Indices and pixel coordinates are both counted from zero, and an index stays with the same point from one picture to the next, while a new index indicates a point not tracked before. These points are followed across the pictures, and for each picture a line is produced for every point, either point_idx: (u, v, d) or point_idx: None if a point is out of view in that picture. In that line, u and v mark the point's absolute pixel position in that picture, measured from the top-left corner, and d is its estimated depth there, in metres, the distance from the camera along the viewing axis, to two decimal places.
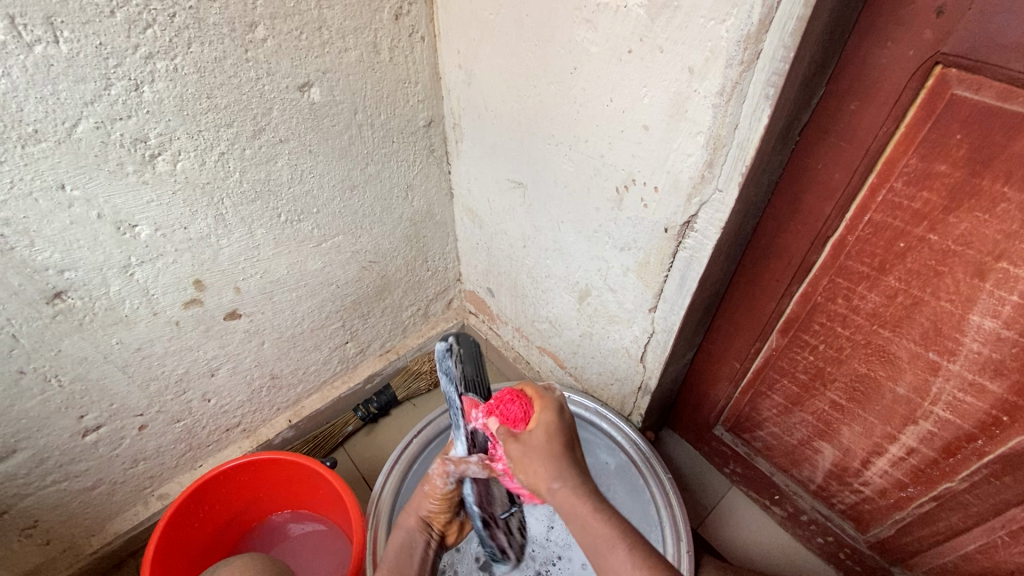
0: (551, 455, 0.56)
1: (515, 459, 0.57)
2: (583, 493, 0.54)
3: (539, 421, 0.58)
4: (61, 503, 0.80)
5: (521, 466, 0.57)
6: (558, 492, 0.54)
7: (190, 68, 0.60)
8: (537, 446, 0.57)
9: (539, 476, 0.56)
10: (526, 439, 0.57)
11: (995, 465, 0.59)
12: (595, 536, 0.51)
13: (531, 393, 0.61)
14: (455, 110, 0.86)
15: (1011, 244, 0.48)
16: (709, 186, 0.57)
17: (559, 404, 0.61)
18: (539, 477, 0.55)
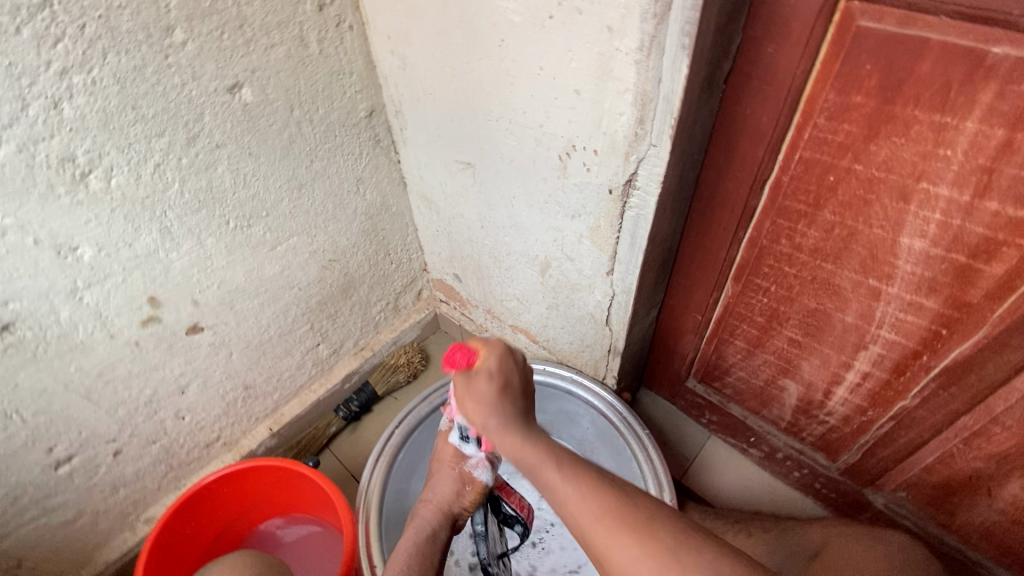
0: (493, 398, 0.55)
1: (464, 396, 0.57)
2: (518, 429, 0.53)
3: (485, 357, 0.59)
4: (44, 539, 0.78)
5: (462, 395, 0.58)
6: (498, 429, 0.54)
7: (109, 79, 0.58)
8: (479, 390, 0.56)
9: (478, 408, 0.55)
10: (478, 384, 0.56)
11: (941, 377, 0.62)
12: (522, 455, 0.52)
13: (478, 344, 0.61)
14: (394, 97, 0.85)
15: (929, 164, 0.50)
16: (643, 143, 0.58)
17: (507, 351, 0.60)
18: (477, 416, 0.56)
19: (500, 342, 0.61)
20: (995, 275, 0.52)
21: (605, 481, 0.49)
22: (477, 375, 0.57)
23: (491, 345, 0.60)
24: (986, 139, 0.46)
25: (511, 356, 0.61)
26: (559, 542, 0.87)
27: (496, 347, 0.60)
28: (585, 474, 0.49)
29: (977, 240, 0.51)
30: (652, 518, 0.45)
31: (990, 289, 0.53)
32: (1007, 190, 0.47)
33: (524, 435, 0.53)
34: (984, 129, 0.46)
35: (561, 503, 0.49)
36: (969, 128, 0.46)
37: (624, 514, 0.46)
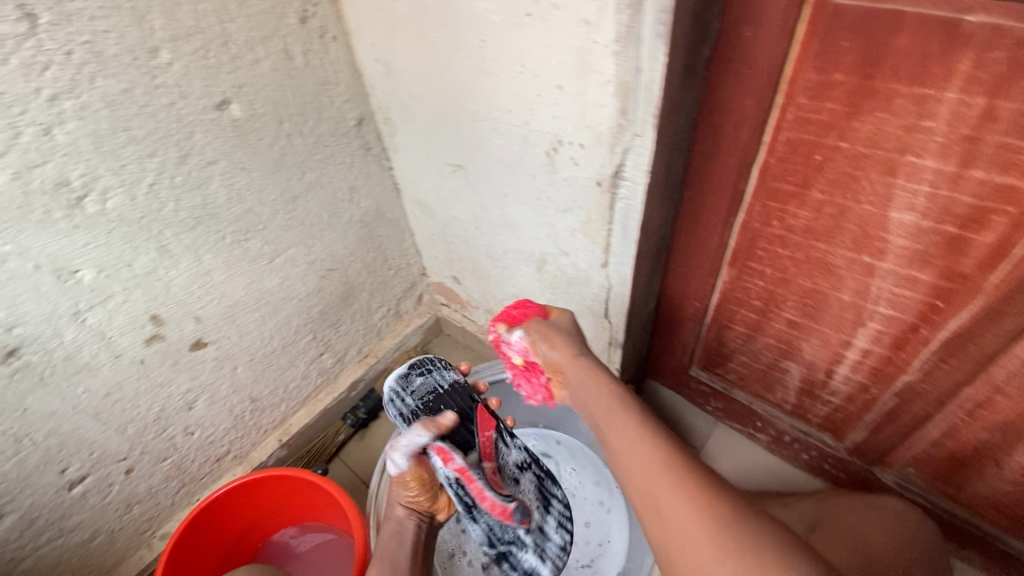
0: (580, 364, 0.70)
1: (550, 365, 0.72)
2: (603, 381, 0.68)
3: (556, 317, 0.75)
4: (62, 560, 0.80)
5: (546, 341, 0.72)
6: (574, 372, 0.70)
7: (98, 103, 0.59)
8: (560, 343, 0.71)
9: (557, 364, 0.71)
10: (545, 349, 0.72)
11: (940, 350, 0.62)
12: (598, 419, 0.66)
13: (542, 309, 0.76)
14: (382, 104, 0.86)
15: (912, 137, 0.50)
16: (628, 133, 0.58)
17: (575, 325, 0.75)
18: (566, 351, 0.71)
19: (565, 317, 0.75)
20: (986, 244, 0.52)
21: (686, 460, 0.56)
22: (553, 342, 0.71)
23: (560, 321, 0.75)
24: (967, 108, 0.46)
25: (578, 342, 0.73)
26: (570, 537, 0.88)
27: (564, 329, 0.73)
28: (671, 450, 0.57)
29: (966, 209, 0.51)
30: (734, 513, 0.50)
31: (982, 258, 0.53)
32: (992, 158, 0.47)
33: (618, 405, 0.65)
34: (965, 98, 0.46)
35: (631, 471, 0.58)
36: (950, 98, 0.46)
37: (700, 491, 0.52)
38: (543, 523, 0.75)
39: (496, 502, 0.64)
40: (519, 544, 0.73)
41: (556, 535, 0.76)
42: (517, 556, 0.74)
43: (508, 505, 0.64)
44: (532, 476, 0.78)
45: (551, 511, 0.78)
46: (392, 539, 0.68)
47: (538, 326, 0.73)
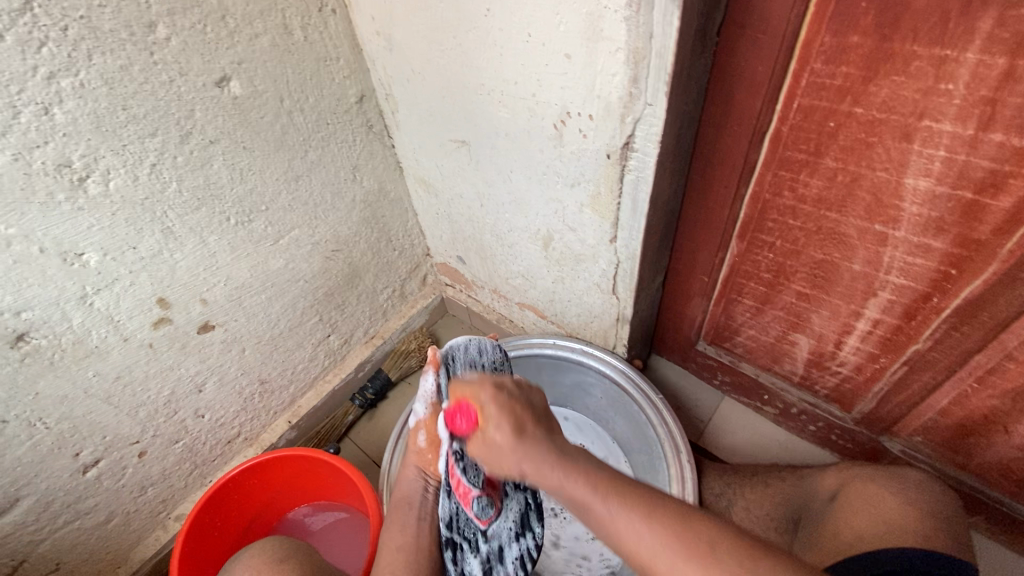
0: (507, 441, 0.49)
1: (489, 458, 0.52)
2: (549, 456, 0.47)
3: (482, 404, 0.52)
4: (79, 542, 0.81)
5: (481, 451, 0.52)
6: (527, 468, 0.48)
7: (97, 81, 0.58)
8: (493, 439, 0.50)
9: (506, 458, 0.49)
10: (497, 428, 0.50)
11: (953, 318, 0.62)
12: (566, 488, 0.45)
13: (471, 391, 0.54)
14: (383, 80, 0.84)
15: (930, 100, 0.49)
16: (639, 102, 0.57)
17: (516, 390, 0.54)
18: (507, 467, 0.50)
19: (493, 383, 0.54)
20: (1001, 209, 0.51)
21: (654, 500, 0.43)
22: (486, 409, 0.52)
23: (479, 379, 0.56)
24: (987, 69, 0.45)
25: (505, 379, 0.56)
26: None
27: (485, 379, 0.56)
28: (637, 496, 0.43)
29: (983, 173, 0.50)
30: (722, 545, 0.39)
31: (998, 224, 0.52)
32: (1011, 120, 0.46)
33: (566, 471, 0.46)
34: (985, 59, 0.44)
35: (628, 553, 0.41)
36: (970, 59, 0.45)
37: (690, 539, 0.39)
38: (504, 543, 0.73)
39: (463, 485, 0.67)
40: (470, 546, 0.71)
41: (510, 563, 0.73)
42: (460, 556, 0.70)
43: (472, 490, 0.67)
44: (521, 496, 0.75)
45: (522, 541, 0.74)
46: (403, 500, 0.71)
47: (469, 386, 0.55)
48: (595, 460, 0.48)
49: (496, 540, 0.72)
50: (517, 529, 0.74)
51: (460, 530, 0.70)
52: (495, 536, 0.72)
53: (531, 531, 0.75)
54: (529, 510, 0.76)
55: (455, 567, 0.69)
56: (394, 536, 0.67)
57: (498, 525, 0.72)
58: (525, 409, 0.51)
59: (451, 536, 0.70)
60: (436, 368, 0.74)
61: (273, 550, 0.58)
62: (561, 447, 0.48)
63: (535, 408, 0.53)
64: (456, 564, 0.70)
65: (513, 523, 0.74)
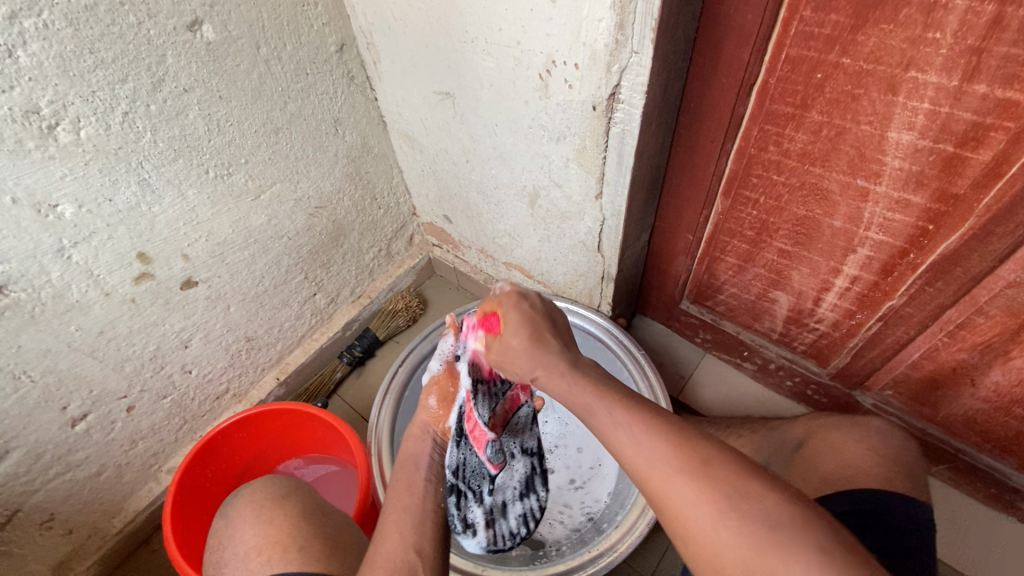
0: (526, 347, 0.54)
1: (506, 362, 0.57)
2: (564, 369, 0.50)
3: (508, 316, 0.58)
4: (72, 493, 0.82)
5: (501, 357, 0.58)
6: (541, 372, 0.52)
7: (60, 22, 0.55)
8: (512, 346, 0.55)
9: (522, 360, 0.54)
10: (515, 335, 0.55)
11: (927, 274, 0.63)
12: (574, 396, 0.48)
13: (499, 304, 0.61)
14: (364, 28, 0.81)
15: (918, 50, 0.48)
16: (626, 50, 0.56)
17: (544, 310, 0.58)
18: (523, 367, 0.54)
19: (520, 297, 0.60)
20: (981, 163, 0.52)
21: (653, 415, 0.43)
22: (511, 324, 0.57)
23: (508, 296, 0.61)
24: (975, 16, 0.44)
25: (532, 296, 0.61)
26: (565, 462, 0.91)
27: (514, 293, 0.61)
28: (640, 409, 0.44)
29: (965, 126, 0.50)
30: (714, 461, 0.38)
31: (976, 177, 0.53)
32: (995, 71, 0.46)
33: (573, 381, 0.49)
34: (973, 6, 0.44)
35: (609, 438, 0.44)
36: (958, 6, 0.44)
37: (684, 453, 0.39)
38: (508, 499, 0.74)
39: (478, 430, 0.66)
40: (475, 496, 0.69)
41: (514, 518, 0.74)
42: (467, 504, 0.68)
43: (487, 434, 0.66)
44: (529, 460, 0.76)
45: (524, 500, 0.75)
46: (407, 462, 0.62)
47: (497, 299, 0.62)
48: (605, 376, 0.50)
49: (500, 494, 0.73)
50: (522, 489, 0.75)
51: (467, 480, 0.67)
52: (500, 490, 0.73)
53: (535, 494, 0.76)
54: (534, 474, 0.76)
55: (460, 513, 0.66)
56: (402, 496, 0.56)
57: (505, 481, 0.73)
58: (546, 327, 0.56)
59: (457, 484, 0.65)
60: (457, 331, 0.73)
61: (279, 485, 0.60)
62: (572, 359, 0.51)
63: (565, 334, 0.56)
64: (461, 511, 0.67)
65: (518, 482, 0.75)
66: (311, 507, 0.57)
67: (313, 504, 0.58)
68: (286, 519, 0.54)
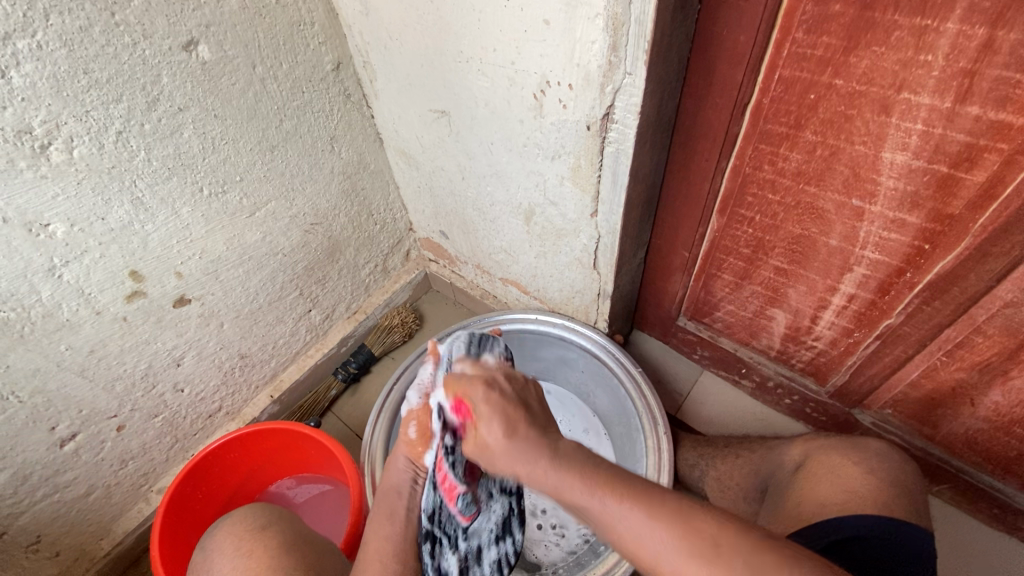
0: (513, 447, 0.47)
1: (483, 458, 0.50)
2: (558, 470, 0.44)
3: (478, 405, 0.51)
4: (60, 515, 0.81)
5: (478, 452, 0.51)
6: (527, 472, 0.46)
7: (55, 43, 0.55)
8: (497, 448, 0.48)
9: (504, 463, 0.48)
10: (489, 430, 0.49)
11: (925, 293, 0.63)
12: (565, 491, 0.43)
13: (466, 392, 0.53)
14: (360, 47, 0.82)
15: (910, 72, 0.48)
16: (619, 72, 0.56)
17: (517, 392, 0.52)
18: (508, 470, 0.48)
19: (499, 386, 0.53)
20: (976, 184, 0.52)
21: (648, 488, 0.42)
22: (490, 425, 0.49)
23: (472, 378, 0.55)
24: (967, 40, 0.44)
25: (500, 375, 0.55)
26: None
27: (481, 375, 0.55)
28: (629, 487, 0.42)
29: (958, 147, 0.50)
30: (722, 540, 0.38)
31: (972, 198, 0.53)
32: (987, 94, 0.46)
33: (561, 479, 0.44)
34: (965, 29, 0.44)
35: (611, 532, 0.41)
36: (950, 29, 0.44)
37: (693, 541, 0.38)
38: (484, 543, 0.69)
39: (450, 480, 0.60)
40: (449, 542, 0.63)
41: (489, 565, 0.69)
42: (440, 551, 0.61)
43: (458, 486, 0.60)
44: (505, 501, 0.71)
45: (500, 544, 0.71)
46: (389, 489, 0.61)
47: (461, 382, 0.54)
48: (584, 452, 0.47)
49: (476, 538, 0.68)
50: (499, 532, 0.71)
51: (441, 525, 0.62)
52: (476, 534, 0.68)
53: (512, 537, 0.73)
54: (512, 514, 0.73)
55: (433, 561, 0.60)
56: (381, 526, 0.58)
57: (480, 524, 0.68)
58: (518, 409, 0.49)
59: (433, 530, 0.61)
60: (436, 358, 0.70)
61: (258, 515, 0.59)
62: (552, 446, 0.46)
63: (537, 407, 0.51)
64: (436, 558, 0.61)
65: (495, 525, 0.70)
66: (294, 537, 0.56)
67: (294, 533, 0.57)
68: (265, 552, 0.53)
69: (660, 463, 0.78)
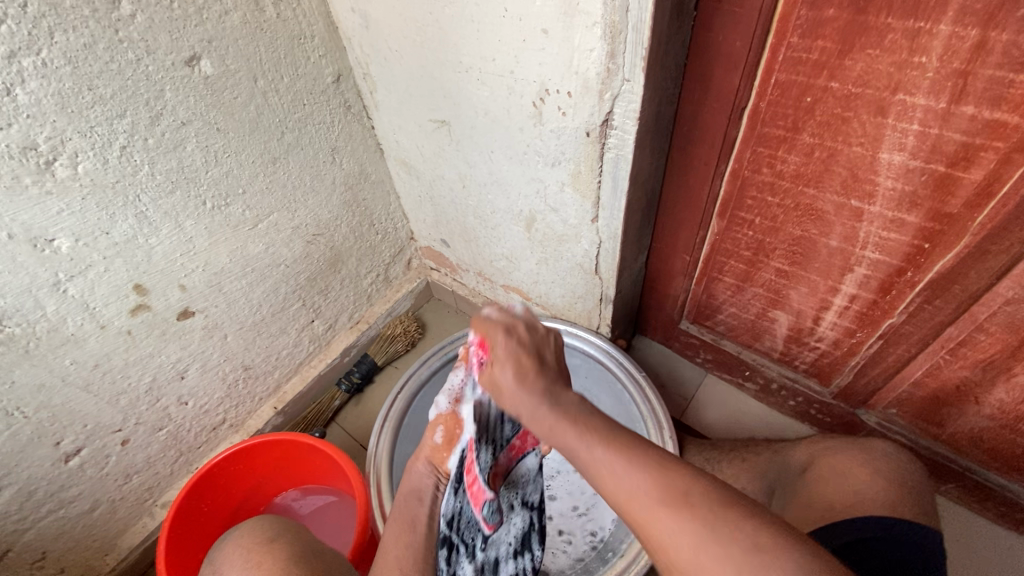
0: (525, 387, 0.49)
1: (494, 394, 0.53)
2: (546, 410, 0.47)
3: (495, 348, 0.53)
4: (64, 531, 0.80)
5: (490, 386, 0.54)
6: (524, 408, 0.49)
7: (59, 60, 0.56)
8: (508, 388, 0.50)
9: (509, 397, 0.50)
10: (502, 371, 0.51)
11: (926, 292, 0.63)
12: (560, 435, 0.45)
13: (487, 332, 0.55)
14: (360, 59, 0.83)
15: (904, 74, 0.49)
16: (617, 78, 0.57)
17: (554, 351, 0.54)
18: (513, 408, 0.51)
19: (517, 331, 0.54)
20: (973, 182, 0.52)
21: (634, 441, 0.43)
22: (501, 364, 0.51)
23: (496, 319, 0.56)
24: (960, 41, 0.45)
25: (523, 323, 0.56)
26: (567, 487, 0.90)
27: (504, 320, 0.55)
28: (619, 440, 0.42)
29: (955, 147, 0.51)
30: (694, 493, 0.38)
31: (970, 197, 0.53)
32: (981, 93, 0.47)
33: (557, 423, 0.46)
34: (958, 31, 0.44)
35: (592, 472, 0.43)
36: (942, 31, 0.45)
37: (665, 488, 0.39)
38: (501, 555, 0.69)
39: (478, 485, 0.60)
40: (466, 551, 0.65)
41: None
42: (456, 558, 0.64)
43: (485, 492, 0.60)
44: (526, 514, 0.72)
45: (517, 559, 0.70)
46: (409, 495, 0.61)
47: (484, 323, 0.56)
48: (589, 410, 0.47)
49: (493, 549, 0.69)
50: (517, 546, 0.70)
51: (460, 532, 0.63)
52: (493, 545, 0.69)
53: (530, 551, 0.71)
54: (531, 530, 0.72)
55: (449, 568, 0.62)
56: (399, 533, 0.58)
57: (498, 535, 0.69)
58: (532, 357, 0.52)
59: (450, 536, 0.62)
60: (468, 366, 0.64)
61: (268, 528, 0.59)
62: (554, 393, 0.48)
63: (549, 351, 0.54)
64: (450, 565, 0.63)
65: (513, 538, 0.70)
66: (302, 549, 0.56)
67: (303, 546, 0.57)
68: (275, 564, 0.53)
69: None
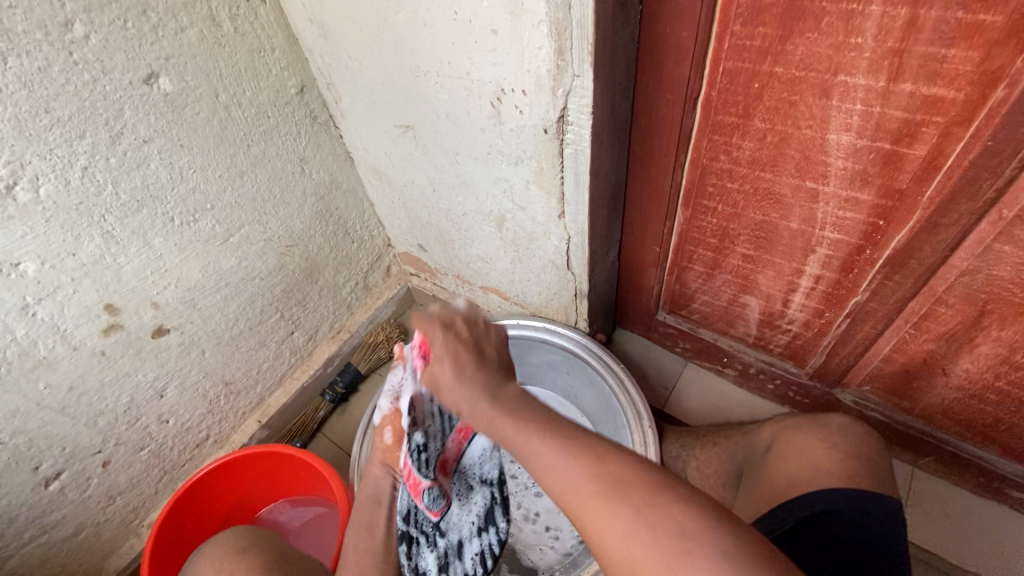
0: (462, 374, 0.50)
1: (435, 389, 0.54)
2: (489, 398, 0.48)
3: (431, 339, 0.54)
4: (48, 556, 0.80)
5: (432, 382, 0.54)
6: (463, 400, 0.49)
7: (14, 84, 0.56)
8: (445, 381, 0.51)
9: (449, 393, 0.51)
10: (440, 366, 0.52)
11: (885, 268, 0.64)
12: (500, 426, 0.46)
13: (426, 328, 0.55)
14: (323, 70, 0.83)
15: (843, 55, 0.50)
16: (567, 75, 0.57)
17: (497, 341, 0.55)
18: (452, 400, 0.51)
19: (457, 322, 0.55)
20: (918, 157, 0.53)
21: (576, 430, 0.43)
22: (439, 359, 0.52)
23: (434, 314, 0.56)
24: (891, 20, 0.46)
25: (462, 315, 0.56)
26: None
27: (442, 316, 0.56)
28: (557, 432, 0.43)
29: (898, 124, 0.52)
30: (628, 476, 0.39)
31: (917, 171, 0.54)
32: (917, 71, 0.48)
33: (496, 412, 0.47)
34: (889, 10, 0.45)
35: (533, 466, 0.43)
36: (874, 12, 0.46)
37: (600, 473, 0.39)
38: (464, 538, 0.79)
39: (415, 477, 0.64)
40: (426, 542, 0.72)
41: (469, 559, 0.78)
42: (416, 551, 0.71)
43: (423, 482, 0.65)
44: (485, 493, 0.83)
45: (482, 536, 0.81)
46: (367, 496, 0.62)
47: (423, 321, 0.56)
48: (528, 401, 0.48)
49: (456, 534, 0.78)
50: (481, 523, 0.81)
51: (418, 526, 0.70)
52: (456, 530, 0.78)
53: (494, 527, 0.82)
54: (493, 506, 0.83)
55: (410, 562, 0.69)
56: (360, 538, 0.58)
57: (460, 518, 0.79)
58: (470, 351, 0.52)
59: (410, 530, 0.68)
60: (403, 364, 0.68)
61: (239, 540, 0.59)
62: (495, 387, 0.49)
63: (495, 342, 0.55)
64: (412, 560, 0.70)
65: (475, 517, 0.81)
66: (273, 556, 0.56)
67: (274, 553, 0.57)
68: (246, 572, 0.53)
69: (648, 457, 0.78)
